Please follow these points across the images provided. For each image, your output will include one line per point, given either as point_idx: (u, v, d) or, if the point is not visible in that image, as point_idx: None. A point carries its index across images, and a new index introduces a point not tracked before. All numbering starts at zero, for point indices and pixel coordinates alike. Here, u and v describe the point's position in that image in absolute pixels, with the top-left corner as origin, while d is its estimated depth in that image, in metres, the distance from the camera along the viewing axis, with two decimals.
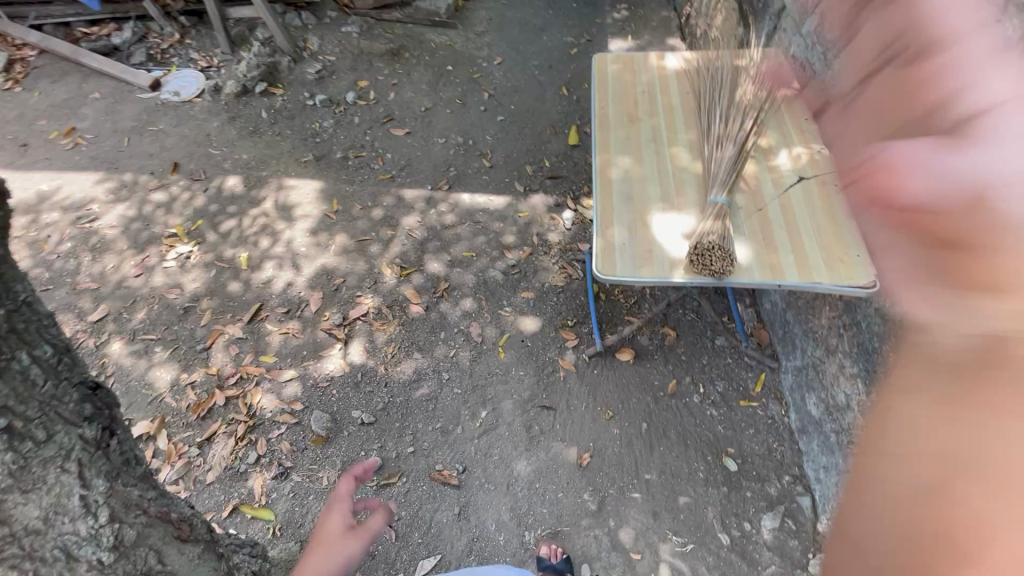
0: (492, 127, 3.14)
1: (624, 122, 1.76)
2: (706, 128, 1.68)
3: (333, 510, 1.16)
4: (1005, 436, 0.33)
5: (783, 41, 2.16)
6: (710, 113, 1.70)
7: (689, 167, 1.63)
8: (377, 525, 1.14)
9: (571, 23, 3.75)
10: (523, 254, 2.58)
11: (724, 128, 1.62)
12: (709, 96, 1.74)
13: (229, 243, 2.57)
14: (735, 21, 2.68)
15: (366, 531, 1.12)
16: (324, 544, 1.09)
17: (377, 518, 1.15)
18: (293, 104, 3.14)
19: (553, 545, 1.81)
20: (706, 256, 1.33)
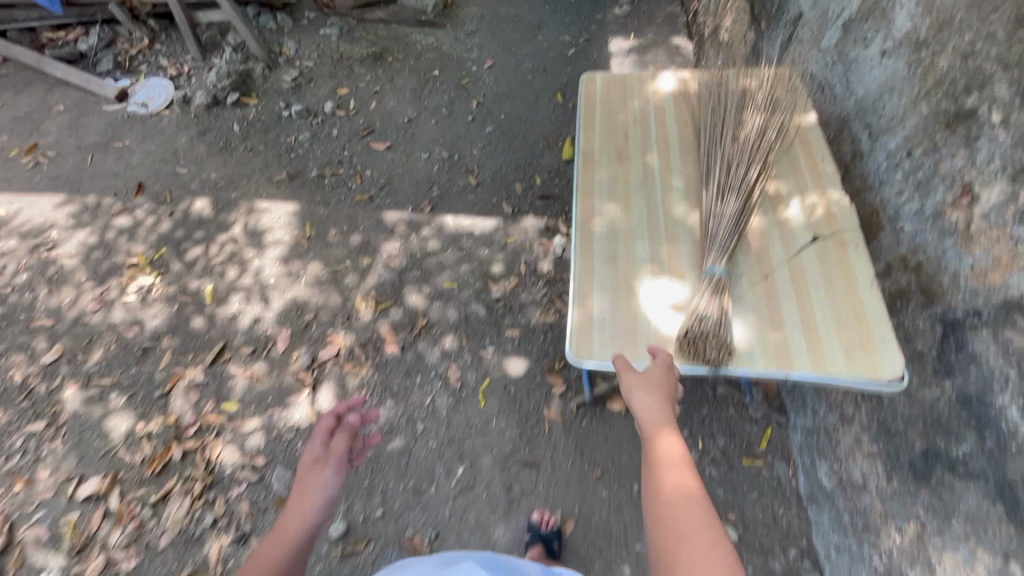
0: (480, 138, 2.91)
1: (612, 158, 1.54)
2: (707, 169, 1.45)
3: (309, 448, 1.23)
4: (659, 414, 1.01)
5: (800, 54, 1.90)
6: (711, 151, 1.48)
7: (684, 217, 1.41)
8: (345, 450, 1.23)
9: (569, 19, 3.47)
10: (509, 285, 2.38)
11: (726, 174, 1.40)
12: (710, 130, 1.52)
13: (195, 273, 2.40)
14: (746, 24, 2.40)
15: (336, 459, 1.20)
16: (304, 482, 1.15)
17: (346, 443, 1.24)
18: (268, 115, 2.95)
19: (545, 514, 1.82)
20: (698, 346, 1.14)
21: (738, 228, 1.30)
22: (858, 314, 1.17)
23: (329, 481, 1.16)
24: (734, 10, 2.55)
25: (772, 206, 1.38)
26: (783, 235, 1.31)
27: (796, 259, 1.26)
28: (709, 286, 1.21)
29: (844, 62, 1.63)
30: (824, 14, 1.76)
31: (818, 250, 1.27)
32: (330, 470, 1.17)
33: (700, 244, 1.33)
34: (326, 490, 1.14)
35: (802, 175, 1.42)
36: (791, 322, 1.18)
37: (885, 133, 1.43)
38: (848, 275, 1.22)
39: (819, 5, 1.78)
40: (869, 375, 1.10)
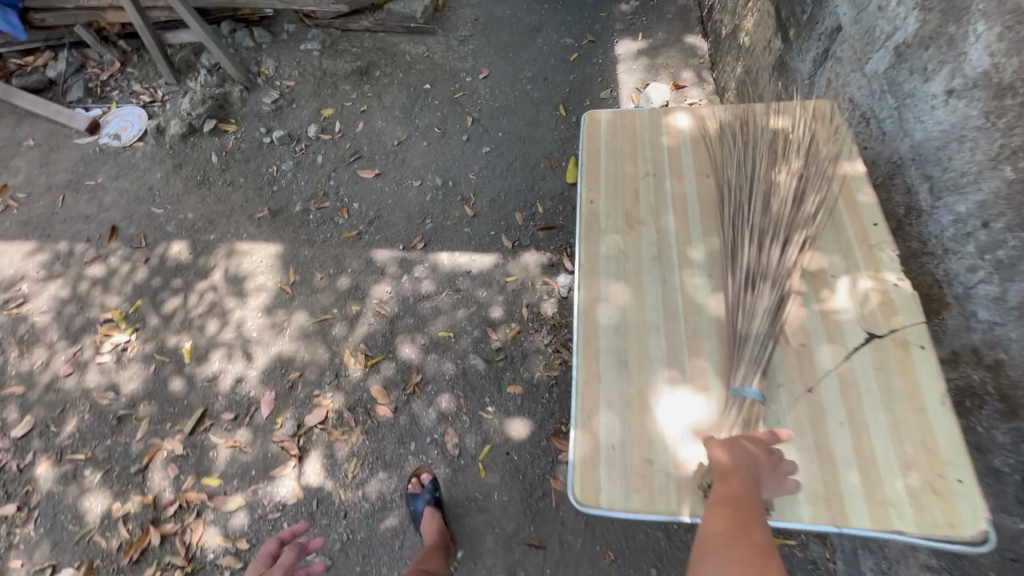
0: (476, 161, 2.68)
1: (621, 225, 1.30)
2: (733, 242, 1.21)
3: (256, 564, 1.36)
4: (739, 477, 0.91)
5: (838, 75, 1.63)
6: (736, 218, 1.25)
7: (707, 303, 1.17)
8: (292, 558, 1.31)
9: (571, 19, 3.19)
10: (510, 332, 2.18)
11: (757, 253, 1.18)
12: (735, 191, 1.29)
13: (172, 328, 2.23)
14: (771, 29, 2.11)
15: (282, 566, 1.29)
16: None
17: (293, 554, 1.31)
18: (248, 143, 2.74)
19: None
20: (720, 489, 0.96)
21: (774, 329, 1.09)
22: (927, 446, 0.95)
23: None
24: (756, 11, 2.26)
25: (814, 290, 1.14)
26: (830, 333, 1.08)
27: (847, 367, 1.03)
28: (733, 411, 1.02)
29: (894, 93, 1.37)
30: (868, 32, 1.48)
31: (873, 355, 1.04)
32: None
33: (728, 344, 1.11)
34: None
35: (848, 248, 1.18)
36: (845, 455, 0.96)
37: (951, 192, 1.19)
38: (914, 390, 0.99)
39: (863, 20, 1.50)
40: (944, 531, 0.89)
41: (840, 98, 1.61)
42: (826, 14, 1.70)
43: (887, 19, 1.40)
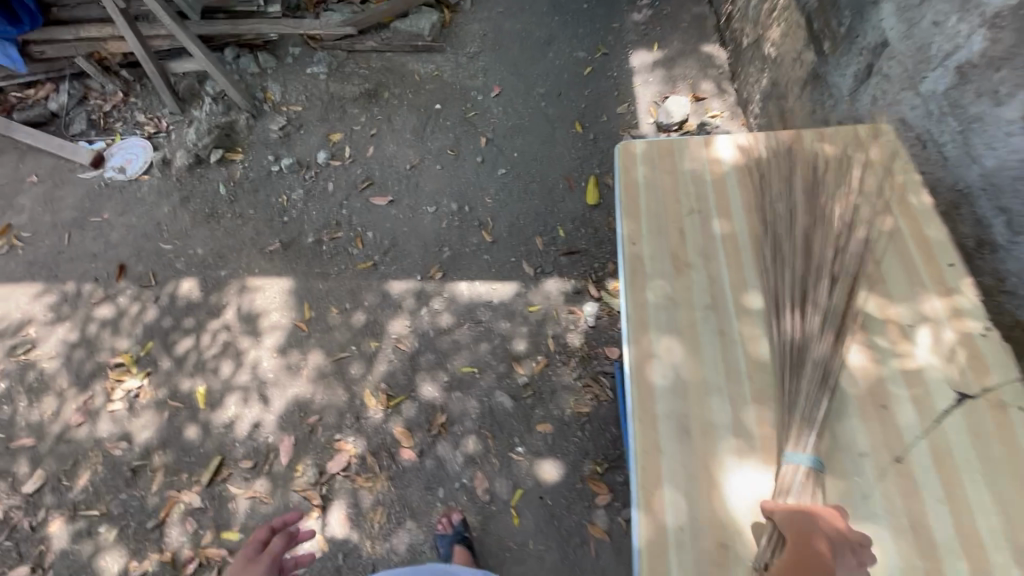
0: (492, 184, 2.58)
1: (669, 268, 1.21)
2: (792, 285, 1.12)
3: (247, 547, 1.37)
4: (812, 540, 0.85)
5: (886, 93, 1.53)
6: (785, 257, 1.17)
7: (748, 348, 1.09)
8: (280, 549, 1.32)
9: (582, 31, 3.10)
10: (537, 365, 2.09)
11: (812, 297, 1.11)
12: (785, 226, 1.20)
13: (185, 371, 2.14)
14: (802, 41, 2.01)
15: (270, 555, 1.30)
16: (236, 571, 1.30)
17: (282, 543, 1.34)
18: (257, 172, 2.66)
19: None
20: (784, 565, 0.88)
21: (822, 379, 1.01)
22: None
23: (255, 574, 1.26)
24: (783, 19, 2.16)
25: (888, 337, 1.05)
26: (913, 392, 0.98)
27: (939, 431, 0.94)
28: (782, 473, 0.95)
29: (958, 117, 1.28)
30: (922, 48, 1.39)
31: (965, 418, 0.94)
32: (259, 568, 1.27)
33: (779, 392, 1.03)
34: None
35: (923, 292, 1.09)
36: (945, 536, 0.86)
37: None
38: (1015, 459, 0.90)
39: (914, 35, 1.41)
40: None
41: (889, 117, 1.51)
42: (869, 28, 1.60)
43: (946, 36, 1.30)
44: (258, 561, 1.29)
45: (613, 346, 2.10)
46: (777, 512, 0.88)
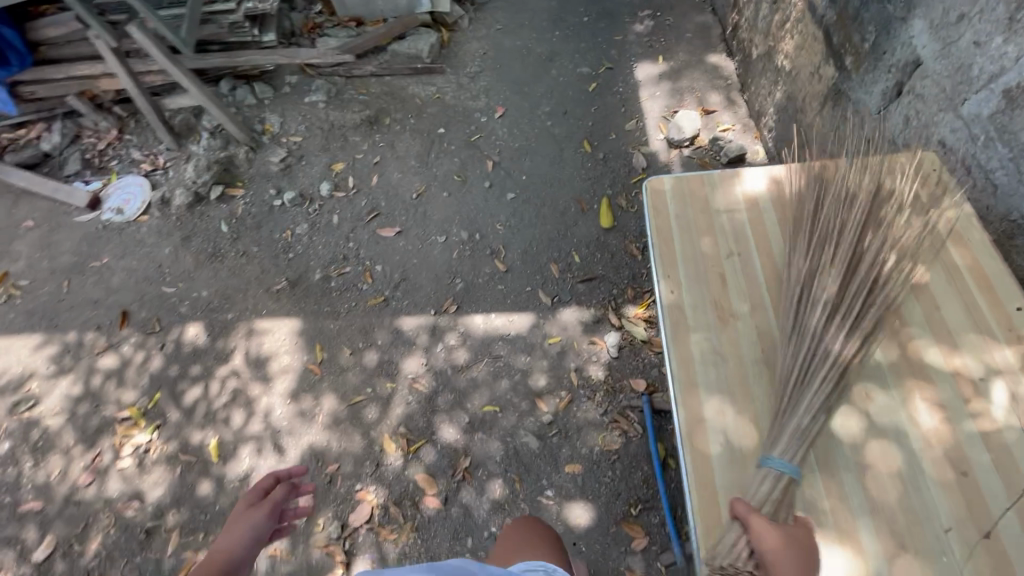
0: (502, 210, 2.51)
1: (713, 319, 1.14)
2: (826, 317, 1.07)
3: (243, 498, 1.25)
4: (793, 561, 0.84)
5: (920, 113, 1.46)
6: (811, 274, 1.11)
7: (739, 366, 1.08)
8: (282, 498, 1.23)
9: (584, 46, 3.04)
10: (561, 401, 2.02)
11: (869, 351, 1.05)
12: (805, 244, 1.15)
13: (195, 423, 2.06)
14: (820, 55, 1.95)
15: (271, 503, 1.21)
16: (234, 521, 1.18)
17: (284, 492, 1.24)
18: (258, 207, 2.59)
19: None
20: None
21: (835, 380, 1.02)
22: None
23: (258, 521, 1.16)
24: (798, 31, 2.10)
25: (961, 394, 0.98)
26: (994, 458, 0.92)
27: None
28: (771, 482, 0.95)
29: (1008, 142, 1.21)
30: (961, 69, 1.32)
31: None
32: (258, 516, 1.17)
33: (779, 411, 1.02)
34: (251, 530, 1.14)
35: (991, 341, 1.03)
36: None
37: None
38: None
39: (951, 55, 1.34)
40: None
41: (925, 140, 1.45)
42: (899, 44, 1.53)
43: (989, 57, 1.24)
44: (260, 509, 1.19)
45: (638, 378, 2.02)
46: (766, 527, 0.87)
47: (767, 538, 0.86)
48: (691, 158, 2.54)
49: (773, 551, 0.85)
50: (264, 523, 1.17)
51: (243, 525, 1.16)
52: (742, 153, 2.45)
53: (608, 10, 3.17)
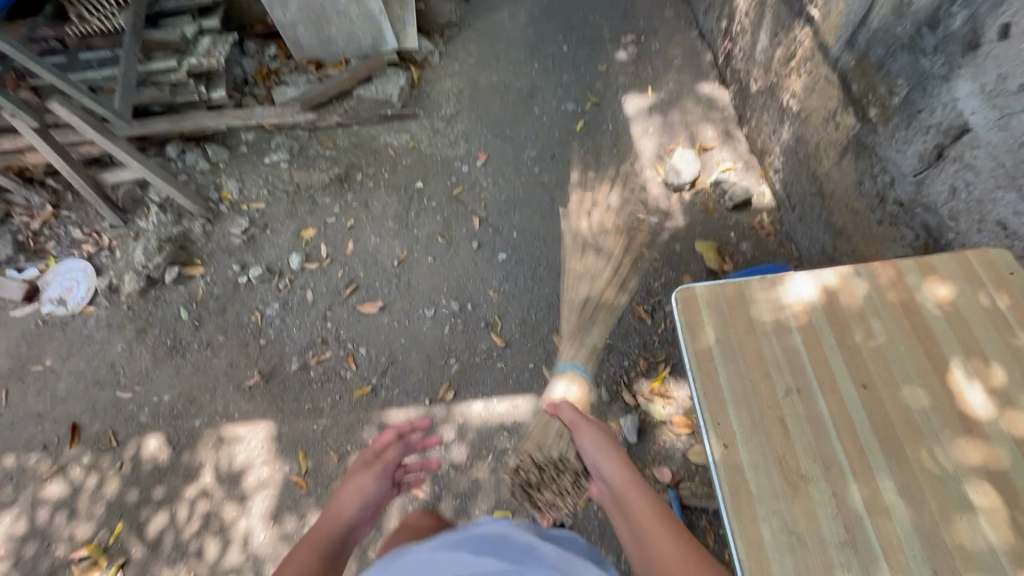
0: (494, 274, 2.30)
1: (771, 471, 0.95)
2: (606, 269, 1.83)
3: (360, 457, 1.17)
4: (617, 455, 1.10)
5: (972, 185, 1.30)
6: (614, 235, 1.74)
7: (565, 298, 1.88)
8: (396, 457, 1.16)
9: (566, 78, 2.82)
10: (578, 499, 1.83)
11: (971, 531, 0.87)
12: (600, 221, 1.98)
13: (164, 557, 1.82)
14: (835, 100, 1.78)
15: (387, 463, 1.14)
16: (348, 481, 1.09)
17: (399, 452, 1.17)
18: (221, 286, 2.32)
19: None
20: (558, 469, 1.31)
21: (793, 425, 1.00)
22: None
23: (375, 482, 1.09)
24: (807, 71, 1.92)
25: None
26: None
27: None
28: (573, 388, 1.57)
29: None
30: None
31: None
32: (372, 473, 1.10)
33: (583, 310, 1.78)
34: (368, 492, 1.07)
35: None
36: None
37: None
38: None
39: (1011, 128, 1.18)
40: None
41: (980, 218, 1.28)
42: (939, 103, 1.36)
43: None
44: (376, 468, 1.12)
45: (662, 467, 1.85)
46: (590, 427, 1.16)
47: (593, 434, 1.15)
48: (693, 203, 2.34)
49: (597, 442, 1.14)
50: (382, 481, 1.10)
51: (360, 483, 1.09)
52: (749, 197, 2.26)
53: (588, 36, 2.96)
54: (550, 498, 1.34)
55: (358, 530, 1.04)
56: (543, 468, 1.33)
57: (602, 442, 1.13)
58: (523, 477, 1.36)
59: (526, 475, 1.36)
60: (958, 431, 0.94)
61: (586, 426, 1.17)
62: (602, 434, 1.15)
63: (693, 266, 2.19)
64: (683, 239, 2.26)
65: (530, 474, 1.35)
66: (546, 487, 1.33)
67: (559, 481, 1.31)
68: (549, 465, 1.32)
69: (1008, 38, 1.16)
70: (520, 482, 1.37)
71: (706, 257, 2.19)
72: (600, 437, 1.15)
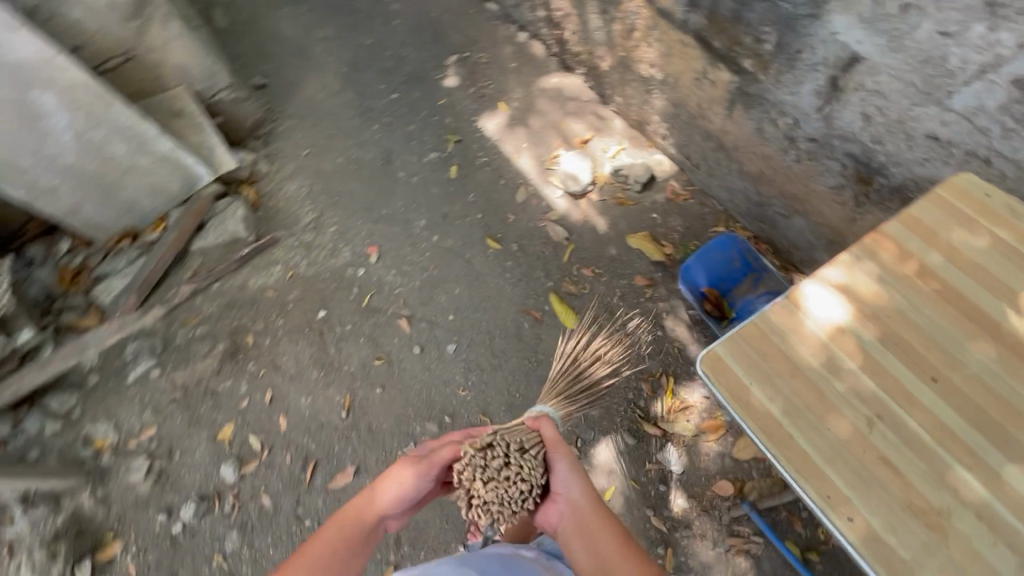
0: (452, 370, 2.07)
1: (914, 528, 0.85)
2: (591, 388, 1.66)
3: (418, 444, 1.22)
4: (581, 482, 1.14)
5: (884, 110, 1.27)
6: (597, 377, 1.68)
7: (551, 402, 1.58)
8: (446, 463, 1.16)
9: (413, 126, 2.56)
10: (664, 560, 1.70)
11: None
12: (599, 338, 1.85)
13: None
14: (700, 60, 1.72)
15: (434, 466, 1.15)
16: (396, 467, 1.15)
17: (448, 456, 1.16)
18: (156, 549, 1.86)
19: None
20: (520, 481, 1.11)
21: (897, 459, 0.90)
22: None
23: (413, 484, 1.13)
24: (656, 39, 1.85)
25: None
26: None
27: None
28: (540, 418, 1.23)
29: None
30: (929, 61, 1.12)
31: None
32: (412, 473, 1.13)
33: (563, 400, 1.59)
34: (406, 487, 1.13)
35: None
36: None
37: None
38: None
39: (908, 49, 1.14)
40: None
41: (906, 137, 1.26)
42: (818, 40, 1.32)
43: (969, 46, 1.05)
44: (419, 468, 1.15)
45: (720, 481, 1.75)
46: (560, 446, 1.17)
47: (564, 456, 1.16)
48: (604, 201, 2.22)
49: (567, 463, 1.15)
50: (424, 482, 1.14)
51: (402, 476, 1.13)
52: (650, 172, 2.19)
53: (412, 72, 2.70)
54: (489, 500, 1.11)
55: (391, 517, 1.16)
56: (510, 462, 1.12)
57: (572, 464, 1.15)
58: (482, 462, 1.12)
59: (486, 461, 1.12)
60: None
61: (565, 450, 1.17)
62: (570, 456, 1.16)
63: (638, 264, 2.09)
64: (614, 241, 2.15)
65: (494, 462, 1.11)
66: (495, 487, 1.11)
67: (510, 487, 1.11)
68: (522, 464, 1.12)
69: None
70: (476, 462, 1.12)
71: (647, 250, 2.10)
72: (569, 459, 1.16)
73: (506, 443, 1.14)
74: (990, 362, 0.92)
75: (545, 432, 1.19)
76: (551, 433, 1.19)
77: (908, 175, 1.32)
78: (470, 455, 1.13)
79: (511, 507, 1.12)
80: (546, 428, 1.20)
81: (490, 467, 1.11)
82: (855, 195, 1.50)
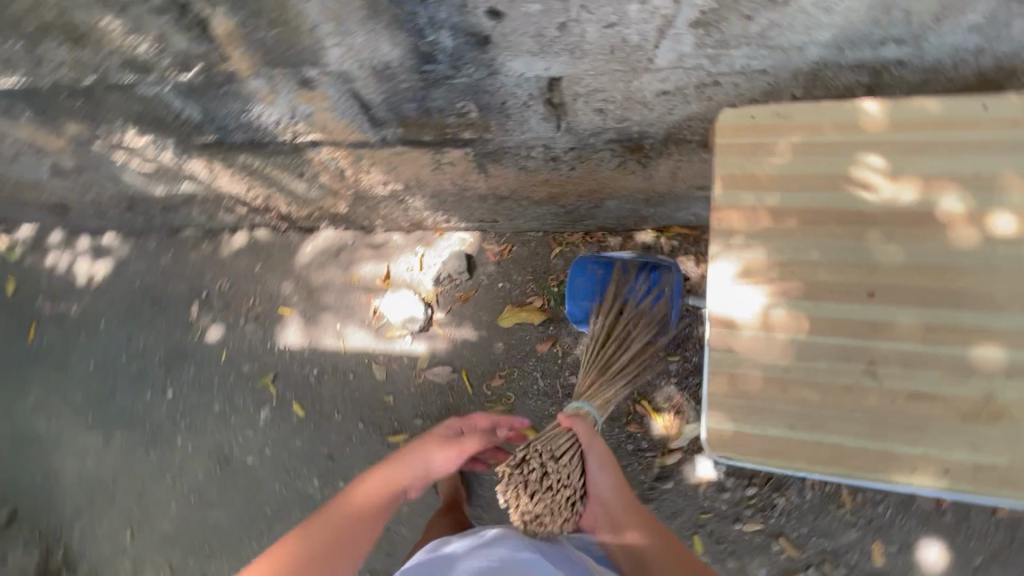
0: None
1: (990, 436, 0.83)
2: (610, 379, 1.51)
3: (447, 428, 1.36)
4: (615, 477, 1.20)
5: (610, 98, 1.25)
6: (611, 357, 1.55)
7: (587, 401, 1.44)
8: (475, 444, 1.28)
9: (220, 404, 2.10)
10: (785, 547, 1.63)
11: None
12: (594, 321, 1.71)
13: None
14: (424, 154, 1.58)
15: (463, 446, 1.27)
16: (429, 440, 1.28)
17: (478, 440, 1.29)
18: None
19: None
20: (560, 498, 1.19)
21: (923, 388, 0.87)
22: None
23: (443, 459, 1.25)
24: (370, 163, 1.68)
25: None
26: None
27: None
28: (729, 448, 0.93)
29: (743, 42, 1.06)
30: (616, 48, 1.10)
31: None
32: (446, 449, 1.26)
33: (601, 381, 1.49)
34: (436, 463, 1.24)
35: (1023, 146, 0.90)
36: None
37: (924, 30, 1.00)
38: None
39: (592, 50, 1.11)
40: None
41: (644, 104, 1.26)
42: (511, 86, 1.26)
43: (641, 20, 1.03)
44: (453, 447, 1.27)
45: None
46: (591, 441, 1.24)
47: (597, 450, 1.23)
48: (452, 311, 2.03)
49: (599, 455, 1.22)
50: (453, 461, 1.27)
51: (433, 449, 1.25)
52: (464, 255, 2.05)
53: (168, 355, 2.21)
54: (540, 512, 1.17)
55: (411, 490, 1.23)
56: (547, 471, 1.18)
57: (605, 455, 1.22)
58: (520, 478, 1.18)
59: (525, 477, 1.18)
60: (935, 234, 0.91)
61: (599, 449, 1.23)
62: (605, 453, 1.23)
63: (529, 335, 1.95)
64: (492, 334, 1.98)
65: (532, 475, 1.17)
66: (541, 497, 1.17)
67: (554, 492, 1.19)
68: (557, 467, 1.19)
69: (505, 15, 1.05)
70: (518, 478, 1.18)
71: (526, 318, 1.95)
72: (604, 454, 1.23)
73: (540, 453, 1.20)
74: (889, 246, 0.93)
75: (578, 427, 1.26)
76: (586, 430, 1.25)
77: (666, 127, 1.34)
78: (506, 473, 1.20)
79: (561, 513, 1.20)
80: (579, 426, 1.26)
81: (531, 481, 1.17)
82: (636, 160, 1.51)
